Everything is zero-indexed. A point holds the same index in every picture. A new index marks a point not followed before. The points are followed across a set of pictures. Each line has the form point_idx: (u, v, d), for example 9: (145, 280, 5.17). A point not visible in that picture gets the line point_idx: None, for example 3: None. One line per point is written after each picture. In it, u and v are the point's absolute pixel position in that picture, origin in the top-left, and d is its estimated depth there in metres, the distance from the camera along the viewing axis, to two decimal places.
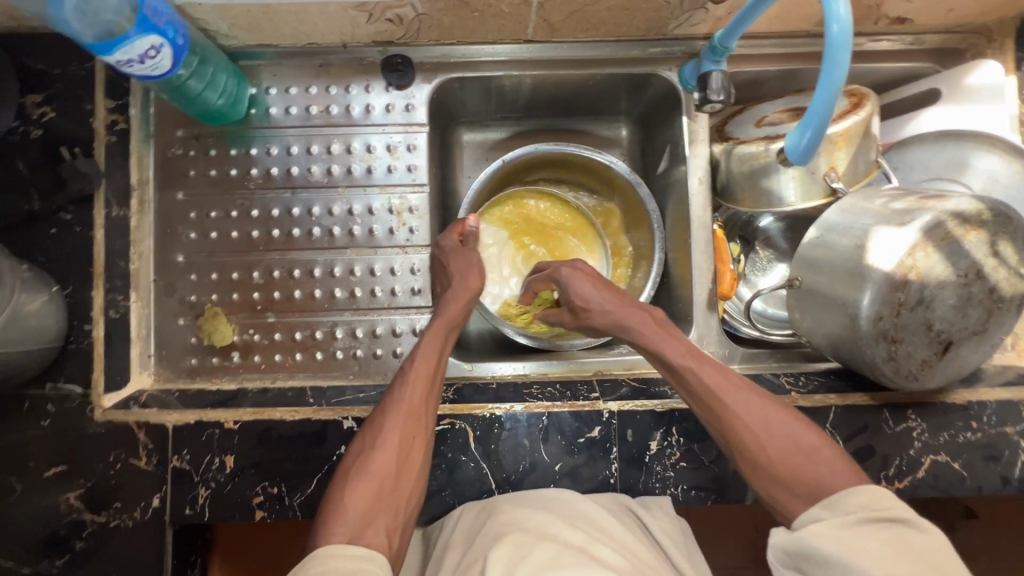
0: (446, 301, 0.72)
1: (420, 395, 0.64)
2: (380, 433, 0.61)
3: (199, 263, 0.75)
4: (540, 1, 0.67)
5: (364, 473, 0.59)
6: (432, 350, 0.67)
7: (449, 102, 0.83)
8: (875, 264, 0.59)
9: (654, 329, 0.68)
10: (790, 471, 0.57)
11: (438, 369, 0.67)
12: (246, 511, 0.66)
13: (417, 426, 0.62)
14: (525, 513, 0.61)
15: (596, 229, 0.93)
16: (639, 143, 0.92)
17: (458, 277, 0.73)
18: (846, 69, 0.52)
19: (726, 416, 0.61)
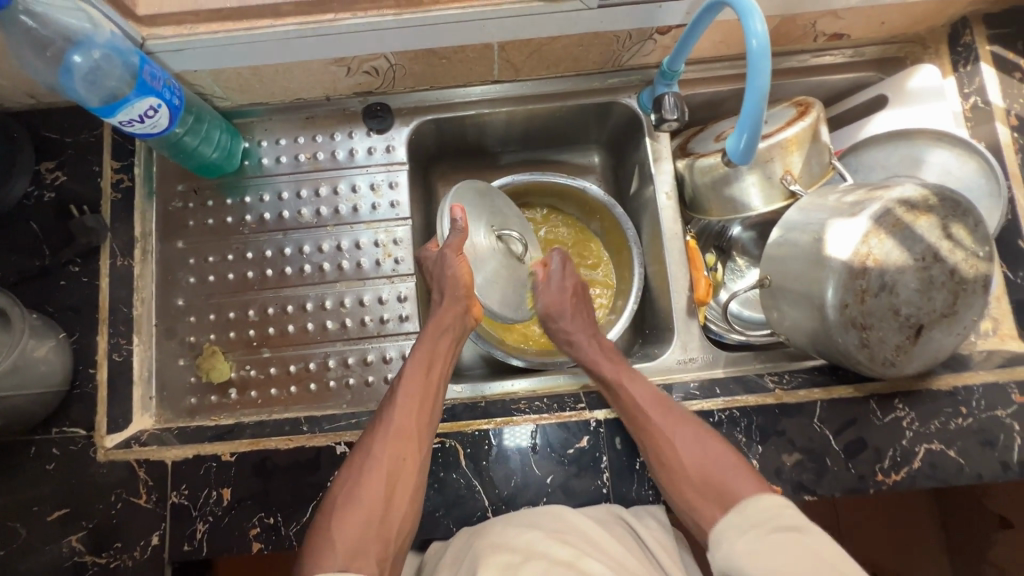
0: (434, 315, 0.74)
1: (414, 412, 0.66)
2: (369, 457, 0.63)
3: (199, 306, 0.79)
4: (501, 45, 0.74)
5: (353, 501, 0.60)
6: (432, 361, 0.71)
7: (428, 144, 0.90)
8: (834, 254, 0.62)
9: (605, 361, 0.74)
10: (708, 483, 0.62)
11: (430, 387, 0.69)
12: (243, 543, 0.67)
13: (413, 444, 0.64)
14: (518, 534, 0.61)
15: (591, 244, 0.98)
16: (611, 168, 0.98)
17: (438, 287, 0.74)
18: (770, 76, 0.55)
19: (647, 427, 0.66)
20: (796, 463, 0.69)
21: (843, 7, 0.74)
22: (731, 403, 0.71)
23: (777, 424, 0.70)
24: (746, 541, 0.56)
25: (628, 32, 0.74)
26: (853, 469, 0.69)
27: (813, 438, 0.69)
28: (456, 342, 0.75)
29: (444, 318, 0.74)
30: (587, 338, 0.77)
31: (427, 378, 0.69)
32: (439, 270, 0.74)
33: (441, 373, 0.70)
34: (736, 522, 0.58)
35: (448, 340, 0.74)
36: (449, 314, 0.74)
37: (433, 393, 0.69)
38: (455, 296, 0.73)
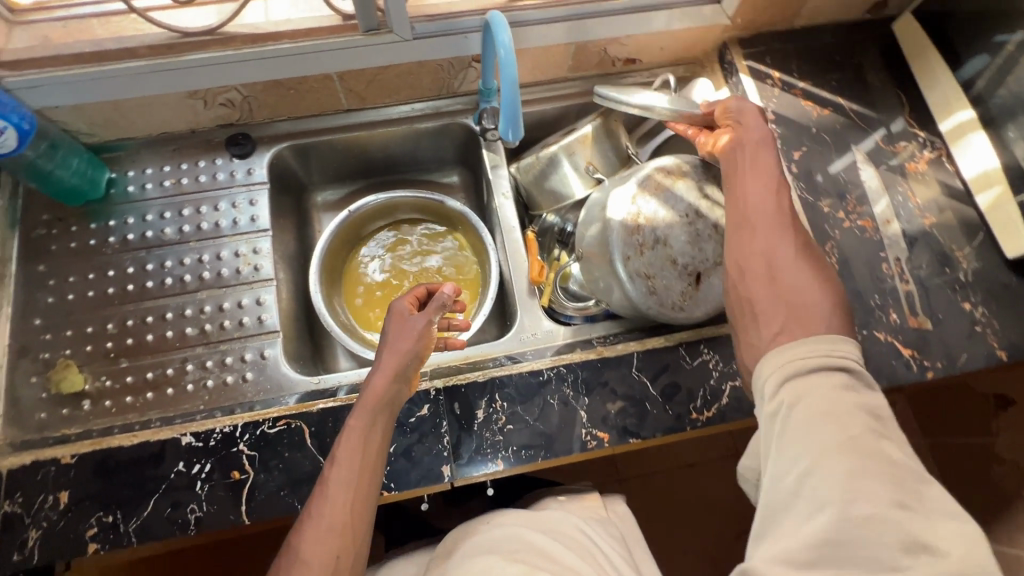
0: (374, 381, 0.67)
1: (348, 502, 0.61)
2: (307, 547, 0.59)
3: (56, 323, 0.81)
4: (340, 75, 0.86)
5: None
6: (369, 444, 0.65)
7: (293, 171, 0.99)
8: (612, 215, 0.73)
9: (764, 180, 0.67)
10: (794, 314, 0.58)
11: (363, 472, 0.63)
12: (78, 546, 0.66)
13: (348, 539, 0.60)
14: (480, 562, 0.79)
15: (458, 251, 1.07)
16: (470, 184, 1.09)
17: (390, 344, 0.70)
18: (517, 69, 0.66)
19: (771, 262, 0.61)
20: (620, 409, 0.76)
21: (622, 34, 0.92)
22: (558, 362, 0.78)
23: (600, 376, 0.77)
24: (805, 381, 0.53)
25: (448, 60, 0.88)
26: (670, 410, 0.76)
27: (632, 385, 0.77)
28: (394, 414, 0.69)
29: (382, 391, 0.66)
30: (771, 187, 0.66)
31: (363, 460, 0.64)
32: (397, 333, 0.71)
33: (379, 452, 0.66)
34: (796, 352, 0.54)
35: (387, 417, 0.67)
36: (386, 383, 0.67)
37: (369, 477, 0.64)
38: (403, 352, 0.69)
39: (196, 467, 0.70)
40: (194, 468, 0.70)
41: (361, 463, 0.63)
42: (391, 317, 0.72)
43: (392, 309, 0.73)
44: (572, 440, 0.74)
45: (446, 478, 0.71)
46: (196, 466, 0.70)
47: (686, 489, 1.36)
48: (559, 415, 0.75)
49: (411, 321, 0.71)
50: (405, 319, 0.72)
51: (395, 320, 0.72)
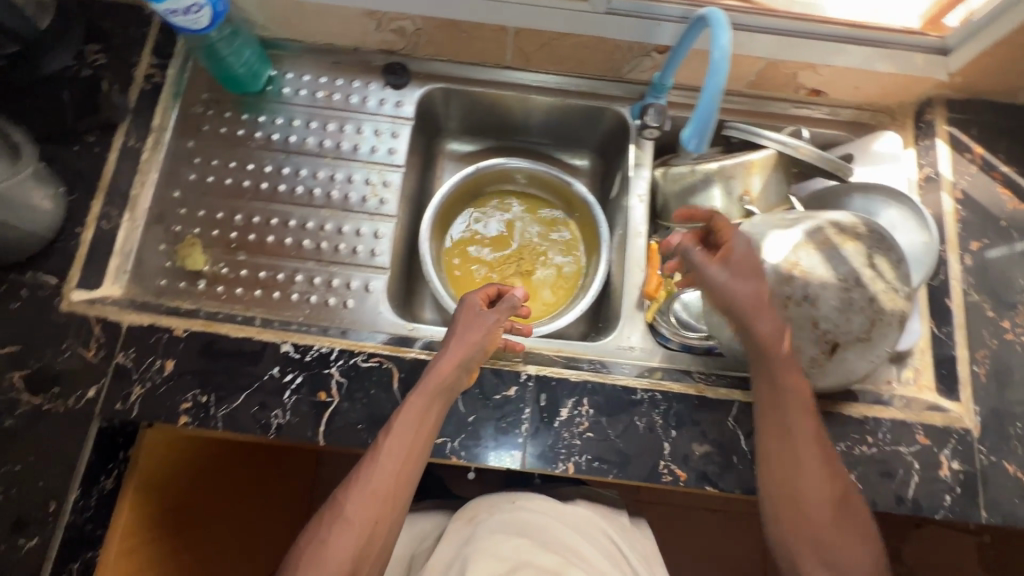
0: (440, 361, 0.69)
1: (394, 475, 0.63)
2: (350, 506, 0.61)
3: (192, 200, 0.85)
4: (517, 31, 0.83)
5: (321, 558, 0.59)
6: (423, 426, 0.66)
7: (435, 114, 0.97)
8: (767, 257, 0.68)
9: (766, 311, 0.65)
10: (820, 534, 0.62)
11: (417, 447, 0.65)
12: (172, 414, 0.70)
13: (388, 507, 0.62)
14: (508, 545, 0.80)
15: (569, 237, 1.04)
16: (599, 173, 1.05)
17: (459, 330, 0.72)
18: (726, 79, 0.60)
19: (801, 474, 0.63)
20: (704, 453, 0.72)
21: (821, 62, 0.84)
22: (654, 387, 0.75)
23: (693, 414, 0.74)
24: None
25: (629, 44, 0.83)
26: (756, 471, 0.72)
27: (724, 433, 0.73)
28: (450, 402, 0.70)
29: (447, 377, 0.68)
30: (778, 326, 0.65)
31: (416, 436, 0.65)
32: (464, 324, 0.72)
33: (432, 432, 0.67)
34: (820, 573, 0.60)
35: (444, 398, 0.68)
36: (452, 369, 0.68)
37: (418, 455, 0.65)
38: (469, 344, 0.70)
39: (288, 376, 0.72)
40: (286, 378, 0.72)
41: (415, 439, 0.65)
42: (461, 306, 0.74)
43: (464, 301, 0.75)
44: (648, 468, 0.72)
45: (515, 464, 0.71)
46: (288, 376, 0.72)
47: (711, 537, 1.31)
48: (641, 438, 0.73)
49: (487, 314, 0.73)
50: (476, 310, 0.73)
51: (463, 310, 0.74)
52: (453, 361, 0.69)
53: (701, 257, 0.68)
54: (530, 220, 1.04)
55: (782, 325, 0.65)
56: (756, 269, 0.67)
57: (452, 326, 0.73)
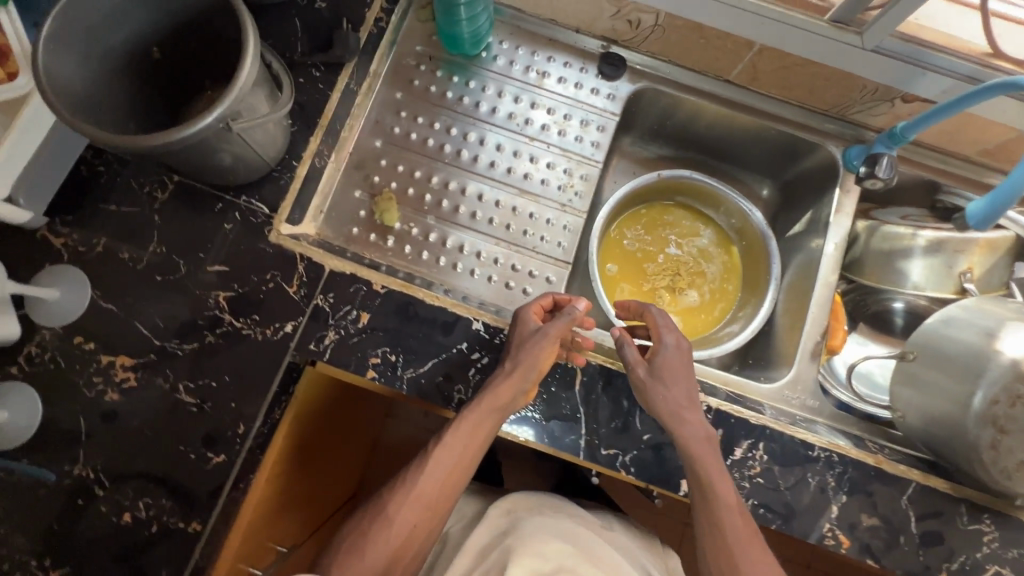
0: (495, 383, 0.67)
1: (441, 483, 0.70)
2: (398, 511, 0.67)
3: (392, 154, 0.85)
4: (761, 49, 0.79)
5: (357, 557, 0.65)
6: (475, 438, 0.69)
7: (632, 112, 0.94)
8: (1005, 349, 0.64)
9: (687, 410, 0.68)
10: None
11: (464, 460, 0.70)
12: (360, 366, 0.71)
13: (429, 514, 0.69)
14: (547, 544, 0.75)
15: (729, 264, 1.01)
16: (774, 207, 1.02)
17: (513, 351, 0.70)
18: None
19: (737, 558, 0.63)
20: (871, 526, 0.71)
21: None
22: (830, 447, 0.73)
23: (868, 484, 0.72)
24: None
25: (876, 86, 0.78)
26: (920, 556, 0.70)
27: (895, 511, 0.71)
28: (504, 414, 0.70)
29: (500, 399, 0.67)
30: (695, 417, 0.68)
31: (462, 449, 0.69)
32: (523, 343, 0.69)
33: (479, 447, 0.70)
34: None
35: (495, 418, 0.68)
36: (508, 391, 0.67)
37: (462, 466, 0.71)
38: (523, 369, 0.67)
39: (475, 354, 0.73)
40: (473, 354, 0.73)
41: (461, 455, 0.69)
42: (514, 325, 0.72)
43: (517, 316, 0.73)
44: (812, 528, 0.70)
45: (682, 492, 0.70)
46: (475, 354, 0.73)
47: None
48: (811, 496, 0.71)
49: (546, 334, 0.69)
50: (532, 330, 0.70)
51: (517, 330, 0.71)
52: (507, 386, 0.67)
53: (633, 357, 0.71)
54: (691, 237, 1.02)
55: (706, 429, 0.68)
56: (682, 375, 0.70)
57: (508, 346, 0.71)
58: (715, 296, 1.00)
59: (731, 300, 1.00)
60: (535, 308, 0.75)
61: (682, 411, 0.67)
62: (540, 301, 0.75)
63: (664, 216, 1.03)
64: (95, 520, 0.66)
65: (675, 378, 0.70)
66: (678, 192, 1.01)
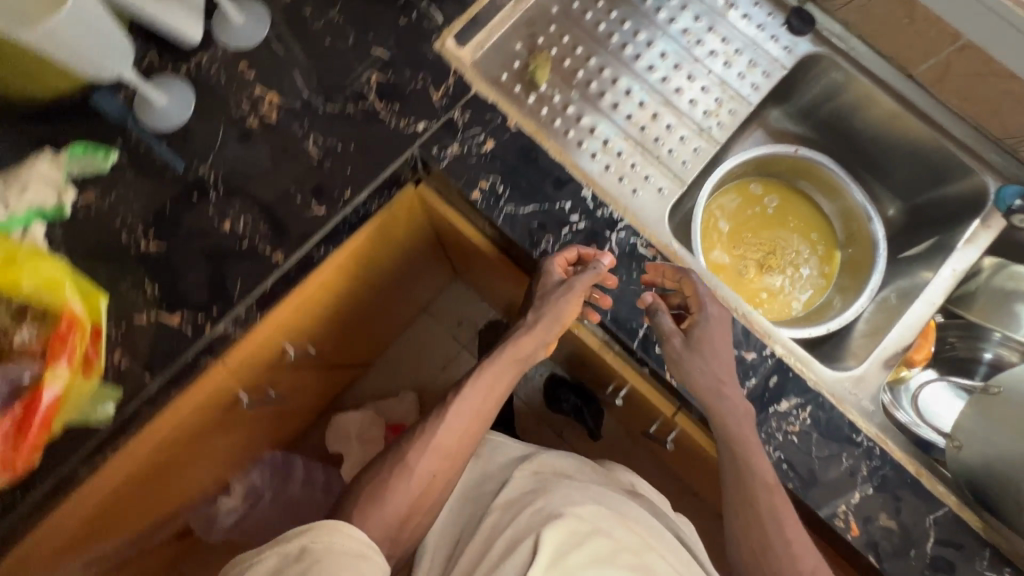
0: (521, 332, 0.75)
1: (459, 437, 0.71)
2: (420, 458, 0.69)
3: (564, 23, 0.87)
4: (964, 46, 0.76)
5: (387, 493, 0.66)
6: (492, 387, 0.74)
7: (798, 77, 0.93)
8: None
9: (727, 382, 0.68)
10: None
11: (485, 412, 0.73)
12: (468, 185, 0.74)
13: (450, 464, 0.70)
14: (585, 507, 0.72)
15: (828, 264, 0.99)
16: (897, 228, 0.99)
17: (541, 304, 0.73)
18: None
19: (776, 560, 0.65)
20: (885, 526, 0.69)
21: None
22: (876, 439, 0.71)
23: (899, 489, 0.70)
24: None
25: None
26: None
27: (916, 523, 0.69)
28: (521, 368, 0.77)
29: (522, 349, 0.75)
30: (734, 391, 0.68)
31: (485, 402, 0.73)
32: (546, 293, 0.72)
33: (500, 395, 0.75)
34: None
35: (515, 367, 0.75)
36: (530, 342, 0.74)
37: (494, 406, 0.74)
38: (548, 323, 0.73)
39: (574, 216, 0.74)
40: (571, 216, 0.74)
41: (482, 410, 0.73)
42: (539, 279, 0.73)
43: (543, 267, 0.72)
44: (828, 503, 0.69)
45: None
46: (574, 216, 0.74)
47: None
48: (838, 474, 0.70)
49: (570, 288, 0.70)
50: (558, 285, 0.71)
51: (541, 283, 0.73)
52: (534, 334, 0.74)
53: (671, 330, 0.70)
54: (800, 227, 1.01)
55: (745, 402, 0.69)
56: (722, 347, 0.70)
57: (533, 301, 0.74)
58: (780, 291, 0.98)
59: (789, 306, 0.97)
60: (559, 261, 0.72)
61: (722, 386, 0.68)
62: (563, 255, 0.72)
63: (782, 198, 1.02)
64: (199, 217, 0.73)
65: (713, 350, 0.69)
66: (807, 179, 0.99)
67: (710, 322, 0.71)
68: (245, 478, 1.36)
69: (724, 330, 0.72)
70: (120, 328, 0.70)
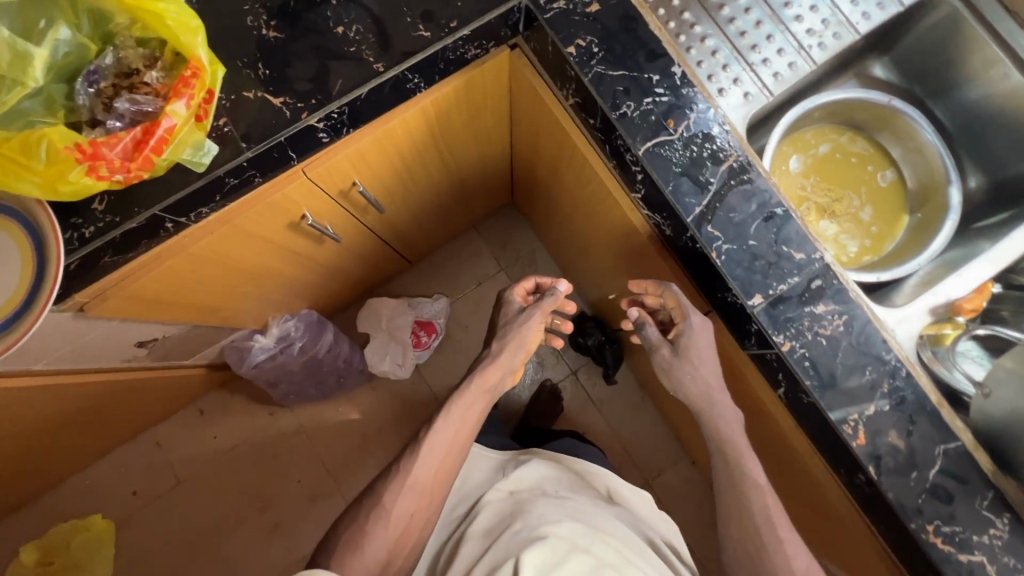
0: (485, 368, 0.91)
1: (433, 471, 0.82)
2: (397, 497, 0.79)
3: None
4: None
5: (376, 526, 0.77)
6: (464, 417, 0.87)
7: (911, 24, 0.91)
8: None
9: (713, 390, 0.82)
10: None
11: (467, 432, 0.87)
12: (566, 40, 0.78)
13: (425, 501, 0.81)
14: (560, 522, 0.78)
15: (892, 225, 0.98)
16: (976, 201, 0.96)
17: (499, 350, 0.92)
18: None
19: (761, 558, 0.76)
20: (893, 445, 0.70)
21: None
22: (906, 363, 0.71)
23: (916, 414, 0.70)
24: None
25: None
26: (919, 499, 0.69)
27: (924, 449, 0.70)
28: (491, 396, 0.92)
29: (489, 378, 0.90)
30: (722, 399, 0.82)
31: (461, 429, 0.86)
32: (512, 332, 0.93)
33: (475, 421, 0.89)
34: None
35: (485, 394, 0.90)
36: (496, 371, 0.91)
37: (468, 434, 0.87)
38: (511, 352, 0.92)
39: (659, 89, 0.76)
40: (656, 88, 0.76)
41: (458, 439, 0.86)
42: (506, 316, 0.97)
43: (506, 309, 0.98)
44: (840, 408, 0.70)
45: (750, 302, 0.73)
46: (659, 88, 0.76)
47: None
48: (858, 384, 0.71)
49: (535, 318, 0.94)
50: (520, 326, 0.93)
51: (506, 320, 0.96)
52: (498, 361, 0.91)
53: (656, 339, 0.88)
54: (871, 182, 1.00)
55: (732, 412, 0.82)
56: (703, 356, 0.82)
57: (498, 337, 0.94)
58: (838, 235, 0.97)
59: (843, 256, 0.96)
60: (520, 290, 1.00)
61: (711, 390, 0.82)
62: (521, 289, 0.99)
63: (861, 150, 1.00)
64: (317, 17, 0.79)
65: (702, 364, 0.82)
66: (891, 133, 0.97)
67: (693, 334, 0.82)
68: (282, 323, 1.38)
69: (709, 341, 0.82)
70: (229, 98, 0.77)
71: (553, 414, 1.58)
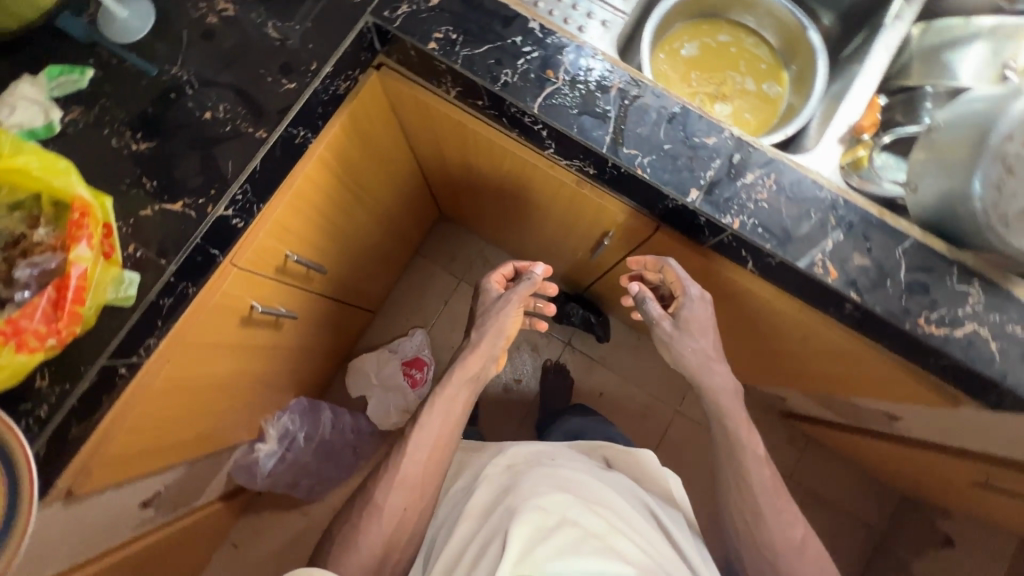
0: (467, 358, 0.92)
1: (421, 465, 0.86)
2: (385, 496, 0.83)
3: None
4: None
5: (365, 530, 0.82)
6: (449, 409, 0.89)
7: None
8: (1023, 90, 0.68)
9: (715, 362, 0.89)
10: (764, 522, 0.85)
11: (454, 423, 0.89)
12: (424, 38, 0.79)
13: (417, 494, 0.85)
14: (548, 495, 0.78)
15: (775, 87, 1.05)
16: (834, 35, 1.05)
17: (477, 337, 0.93)
18: None
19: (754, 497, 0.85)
20: (861, 265, 0.75)
21: None
22: (840, 193, 0.77)
23: (867, 230, 0.76)
24: None
25: None
26: (903, 301, 0.75)
27: (887, 257, 0.75)
28: (476, 385, 0.93)
29: (470, 367, 0.91)
30: (725, 370, 0.89)
31: (447, 419, 0.89)
32: (489, 314, 0.95)
33: (461, 411, 0.91)
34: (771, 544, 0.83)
35: (468, 384, 0.92)
36: (477, 360, 0.91)
37: (456, 424, 0.90)
38: (489, 338, 0.92)
39: (526, 48, 0.79)
40: (523, 48, 0.79)
41: (445, 431, 0.88)
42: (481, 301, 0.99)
43: (483, 292, 1.00)
44: (804, 254, 0.75)
45: (688, 198, 0.76)
46: (526, 47, 0.79)
47: None
48: (810, 226, 0.76)
49: (512, 301, 0.94)
50: (493, 305, 0.96)
51: (483, 303, 0.98)
52: (478, 351, 0.92)
53: (660, 313, 0.90)
54: (743, 56, 1.06)
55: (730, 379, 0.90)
56: (703, 327, 0.88)
57: (478, 322, 0.96)
58: (734, 113, 1.03)
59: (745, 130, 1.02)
60: (497, 277, 1.00)
61: (710, 361, 0.89)
62: (499, 276, 1.00)
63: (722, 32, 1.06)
64: (180, 112, 0.77)
65: (698, 334, 0.89)
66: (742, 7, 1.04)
67: (693, 305, 0.87)
68: (277, 422, 1.35)
69: (706, 315, 0.89)
70: (129, 223, 0.75)
71: (567, 389, 1.60)
